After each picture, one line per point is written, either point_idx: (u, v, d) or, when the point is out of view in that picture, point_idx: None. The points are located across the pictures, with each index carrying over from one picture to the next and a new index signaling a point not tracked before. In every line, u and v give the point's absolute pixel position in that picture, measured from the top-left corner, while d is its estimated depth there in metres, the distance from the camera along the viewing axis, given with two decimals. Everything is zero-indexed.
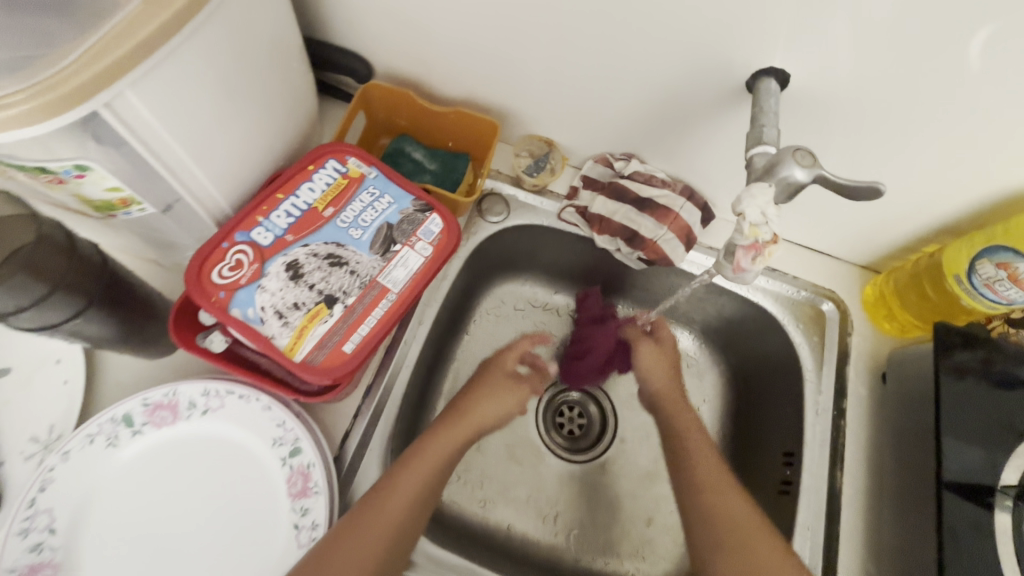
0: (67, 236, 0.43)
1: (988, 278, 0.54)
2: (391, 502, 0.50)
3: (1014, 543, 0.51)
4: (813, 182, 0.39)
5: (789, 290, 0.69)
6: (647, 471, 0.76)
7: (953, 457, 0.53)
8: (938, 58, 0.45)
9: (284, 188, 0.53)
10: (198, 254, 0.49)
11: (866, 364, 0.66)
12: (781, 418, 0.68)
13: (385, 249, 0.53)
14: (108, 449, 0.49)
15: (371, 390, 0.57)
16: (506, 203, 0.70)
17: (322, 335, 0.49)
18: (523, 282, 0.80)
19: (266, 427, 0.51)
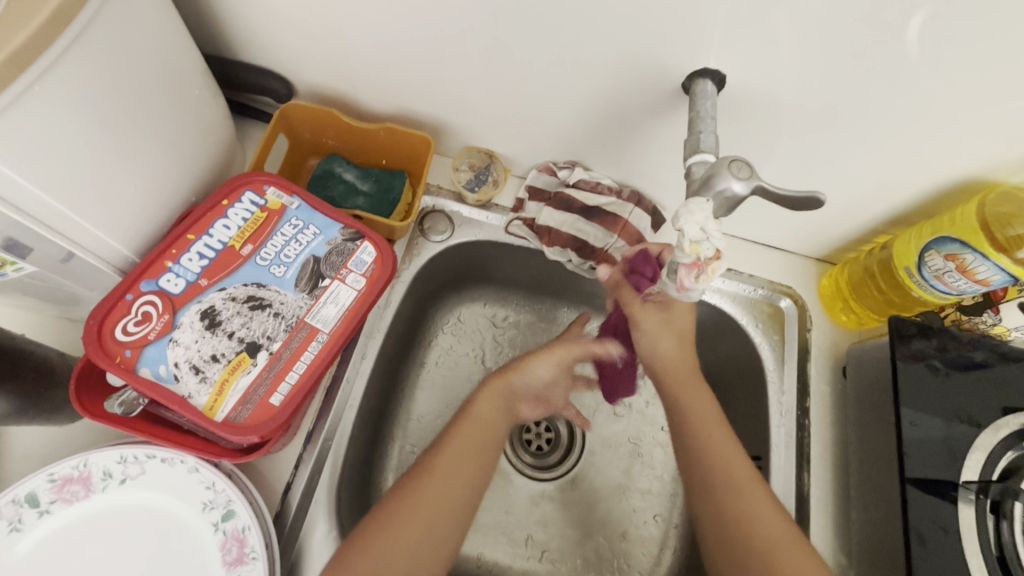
0: None
1: (937, 271, 0.53)
2: (436, 480, 0.53)
3: (978, 539, 0.50)
4: (752, 194, 0.36)
5: (745, 289, 0.68)
6: (619, 483, 0.74)
7: (916, 453, 0.52)
8: (872, 49, 0.43)
9: (195, 228, 0.49)
10: (97, 309, 0.44)
11: (827, 359, 0.65)
12: (747, 421, 0.67)
13: (313, 285, 0.49)
14: (12, 534, 0.44)
15: (313, 436, 0.54)
16: (450, 220, 0.66)
17: (245, 388, 0.45)
18: (479, 298, 0.76)
19: (193, 491, 0.46)
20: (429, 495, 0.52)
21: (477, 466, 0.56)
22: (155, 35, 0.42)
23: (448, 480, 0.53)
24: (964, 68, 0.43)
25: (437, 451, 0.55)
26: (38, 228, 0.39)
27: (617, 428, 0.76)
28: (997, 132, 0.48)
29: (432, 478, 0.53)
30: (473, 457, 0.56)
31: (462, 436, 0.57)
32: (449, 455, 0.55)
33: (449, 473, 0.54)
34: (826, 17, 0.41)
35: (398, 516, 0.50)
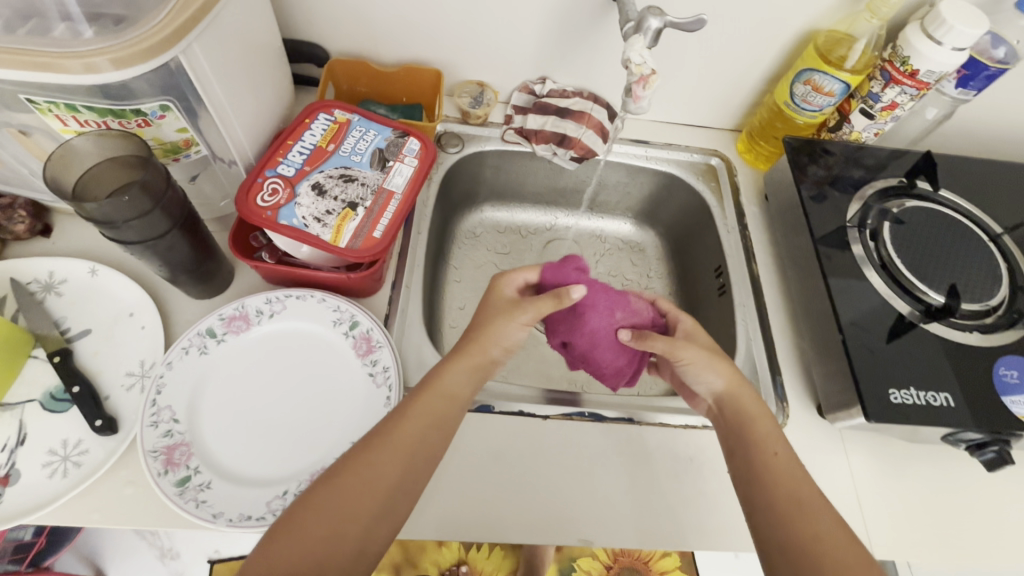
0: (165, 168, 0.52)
1: (803, 95, 0.77)
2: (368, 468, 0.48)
3: (866, 255, 0.71)
4: (664, 24, 0.59)
5: (686, 156, 0.91)
6: None
7: (817, 215, 0.74)
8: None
9: (292, 137, 0.68)
10: (241, 189, 0.62)
11: (752, 192, 0.88)
12: (706, 249, 0.89)
13: (383, 165, 0.69)
14: (201, 356, 0.59)
15: (397, 283, 0.71)
16: (460, 138, 0.87)
17: (354, 228, 0.63)
18: (484, 211, 0.97)
19: (325, 314, 0.63)
20: (356, 485, 0.47)
21: (426, 435, 0.51)
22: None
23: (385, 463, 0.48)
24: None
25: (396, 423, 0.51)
26: (207, 117, 0.56)
27: None
28: None
29: (381, 456, 0.48)
30: (432, 419, 0.52)
31: (426, 399, 0.53)
32: (397, 434, 0.50)
33: (400, 446, 0.49)
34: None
35: (301, 532, 0.44)
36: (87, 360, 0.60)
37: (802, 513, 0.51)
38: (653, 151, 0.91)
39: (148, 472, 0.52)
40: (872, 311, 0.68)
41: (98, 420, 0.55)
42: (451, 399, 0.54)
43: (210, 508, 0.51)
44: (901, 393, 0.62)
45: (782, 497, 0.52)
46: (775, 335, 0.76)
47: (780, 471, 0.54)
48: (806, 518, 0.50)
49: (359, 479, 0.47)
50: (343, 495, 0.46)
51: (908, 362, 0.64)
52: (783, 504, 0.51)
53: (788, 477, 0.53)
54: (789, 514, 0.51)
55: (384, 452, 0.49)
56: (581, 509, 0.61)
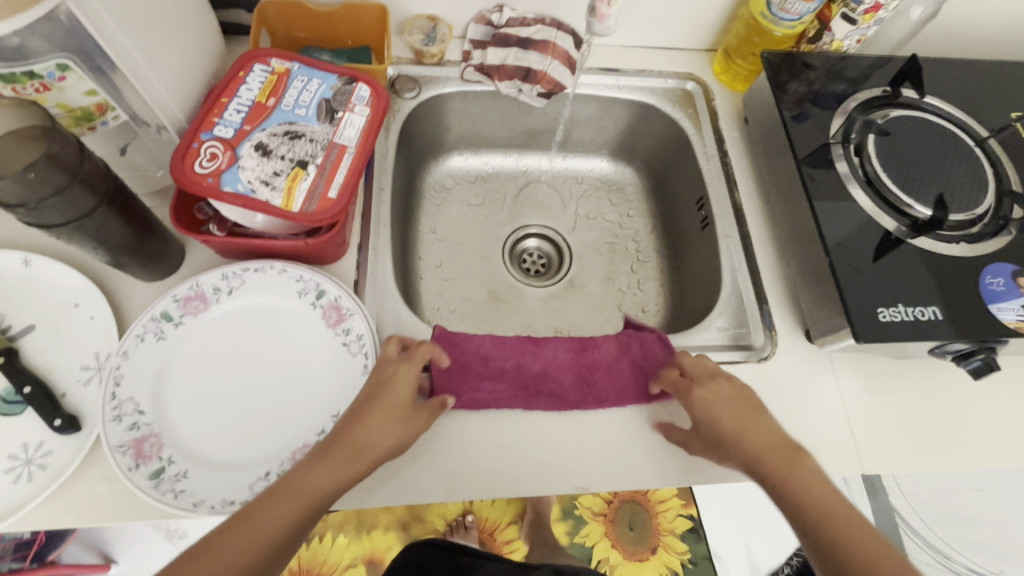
0: (76, 137, 0.47)
1: (780, 4, 0.71)
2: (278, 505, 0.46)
3: (852, 173, 0.68)
4: None
5: (660, 82, 0.86)
6: (606, 274, 0.90)
7: (801, 134, 0.71)
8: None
9: (226, 93, 0.61)
10: (175, 156, 0.56)
11: (731, 116, 0.84)
12: (687, 181, 0.85)
13: (331, 117, 0.63)
14: (160, 342, 0.55)
15: (363, 246, 0.67)
16: (416, 81, 0.80)
17: (307, 189, 0.58)
18: (451, 160, 0.91)
19: (288, 286, 0.59)
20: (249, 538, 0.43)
21: (334, 485, 0.48)
22: None
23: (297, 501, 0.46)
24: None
25: (337, 441, 0.49)
26: (122, 78, 0.49)
27: (594, 235, 0.93)
28: None
29: (283, 505, 0.45)
30: (351, 464, 0.49)
31: (353, 439, 0.49)
32: (305, 483, 0.47)
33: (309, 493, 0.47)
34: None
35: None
36: (35, 358, 0.56)
37: (858, 532, 0.49)
38: (625, 80, 0.85)
39: (117, 468, 0.49)
40: (859, 229, 0.65)
41: (57, 420, 0.52)
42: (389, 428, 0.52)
43: (190, 497, 0.49)
44: (890, 310, 0.61)
45: (801, 501, 0.51)
46: (761, 264, 0.74)
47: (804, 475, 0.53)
48: (830, 530, 0.49)
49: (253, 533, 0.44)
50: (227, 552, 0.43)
51: (897, 281, 0.63)
52: (806, 501, 0.51)
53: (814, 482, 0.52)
54: (815, 523, 0.50)
55: (286, 499, 0.46)
56: (575, 457, 0.60)
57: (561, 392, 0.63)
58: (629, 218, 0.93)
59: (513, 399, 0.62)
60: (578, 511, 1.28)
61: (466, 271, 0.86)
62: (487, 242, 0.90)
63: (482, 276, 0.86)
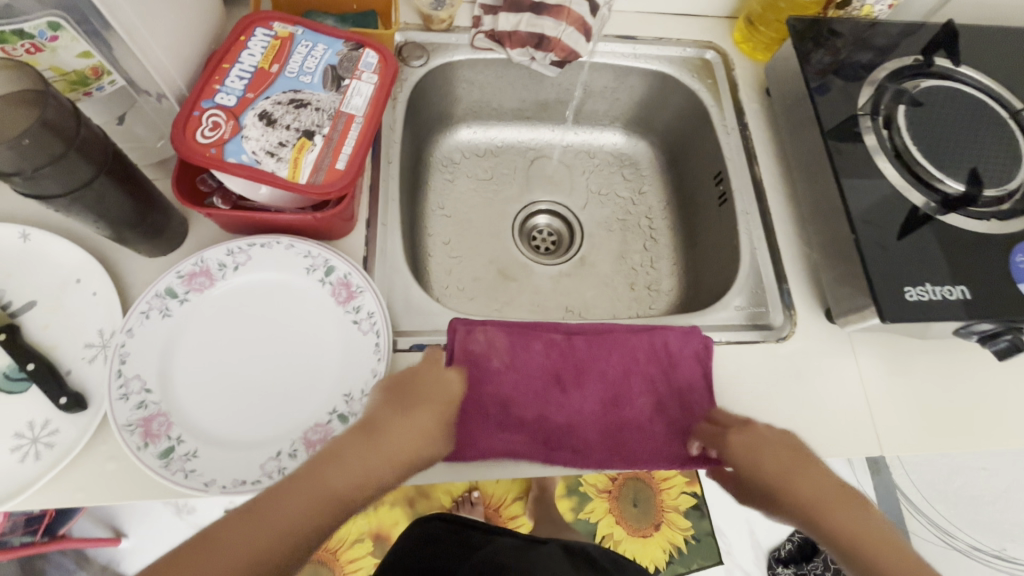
0: (70, 102, 0.44)
1: None
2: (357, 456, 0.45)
3: (880, 146, 0.66)
4: None
5: (678, 51, 0.82)
6: (618, 252, 0.87)
7: (828, 105, 0.68)
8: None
9: (227, 59, 0.58)
10: (175, 125, 0.53)
11: (751, 87, 0.81)
12: (703, 156, 0.82)
13: (338, 85, 0.60)
14: (165, 319, 0.53)
15: (371, 221, 0.65)
16: (424, 49, 0.76)
17: (314, 160, 0.55)
18: (459, 133, 0.88)
19: (295, 261, 0.57)
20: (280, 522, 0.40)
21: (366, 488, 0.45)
22: None
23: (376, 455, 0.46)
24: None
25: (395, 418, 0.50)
26: (118, 40, 0.47)
27: (606, 212, 0.90)
28: None
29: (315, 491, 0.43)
30: (387, 465, 0.47)
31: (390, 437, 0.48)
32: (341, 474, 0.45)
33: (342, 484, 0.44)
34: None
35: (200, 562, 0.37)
36: (38, 334, 0.54)
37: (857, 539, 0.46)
38: (642, 48, 0.82)
39: (126, 448, 0.48)
40: (886, 205, 0.63)
41: (62, 398, 0.51)
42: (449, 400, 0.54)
43: (200, 477, 0.48)
44: (916, 289, 0.59)
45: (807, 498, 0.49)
46: (781, 241, 0.72)
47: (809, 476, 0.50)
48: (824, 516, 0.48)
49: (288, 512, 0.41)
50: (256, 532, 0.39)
51: (925, 258, 0.60)
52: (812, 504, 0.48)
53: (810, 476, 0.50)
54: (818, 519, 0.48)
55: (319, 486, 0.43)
56: (590, 438, 0.59)
57: (584, 448, 0.58)
58: (641, 194, 0.91)
59: (528, 454, 0.58)
60: (583, 487, 1.29)
61: (475, 248, 0.84)
62: (496, 219, 0.87)
63: (491, 253, 0.84)
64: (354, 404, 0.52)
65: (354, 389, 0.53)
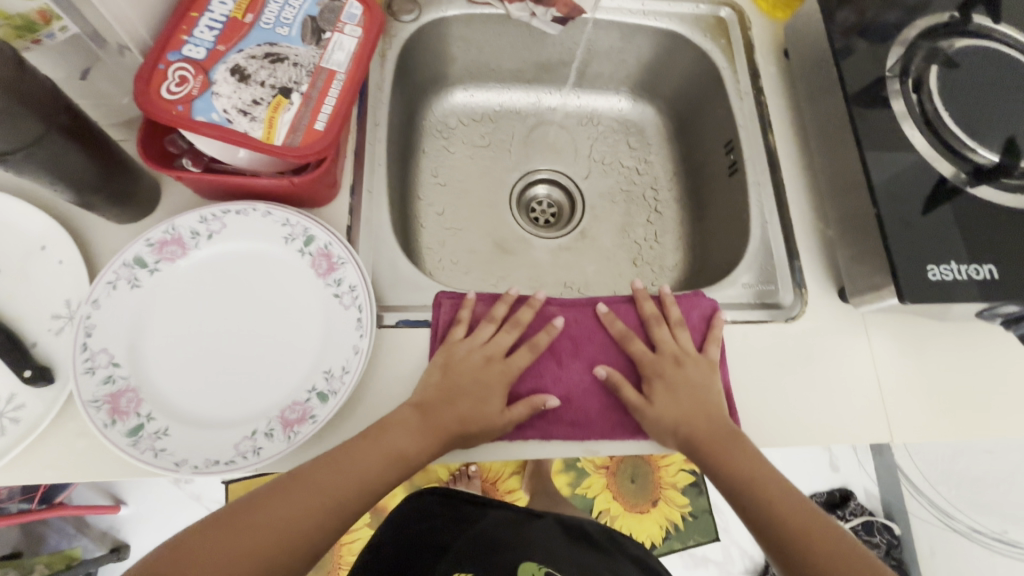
0: (14, 51, 0.40)
1: None
2: (354, 464, 0.47)
3: (908, 111, 0.60)
4: None
5: (690, 8, 0.76)
6: (622, 225, 0.83)
7: (852, 65, 0.62)
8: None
9: (196, 7, 0.53)
10: (139, 79, 0.49)
11: (769, 48, 0.75)
12: (714, 123, 0.77)
13: (318, 38, 0.55)
14: (134, 291, 0.50)
15: (357, 189, 0.61)
16: (416, 3, 0.71)
17: (290, 120, 0.51)
18: (455, 96, 0.83)
19: (273, 230, 0.54)
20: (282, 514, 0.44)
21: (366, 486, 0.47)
22: None
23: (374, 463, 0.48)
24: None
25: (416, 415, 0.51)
26: None
27: (609, 182, 0.85)
28: None
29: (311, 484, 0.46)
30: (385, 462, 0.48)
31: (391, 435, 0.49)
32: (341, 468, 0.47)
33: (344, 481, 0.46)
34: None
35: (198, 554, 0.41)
36: (1, 305, 0.51)
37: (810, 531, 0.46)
38: (651, 5, 0.76)
39: (92, 425, 0.45)
40: (911, 175, 0.58)
41: (27, 372, 0.48)
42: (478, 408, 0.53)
43: (171, 456, 0.46)
44: (941, 268, 0.55)
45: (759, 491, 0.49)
46: (794, 215, 0.67)
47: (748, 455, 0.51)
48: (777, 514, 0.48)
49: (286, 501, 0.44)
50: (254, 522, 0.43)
51: (952, 234, 0.56)
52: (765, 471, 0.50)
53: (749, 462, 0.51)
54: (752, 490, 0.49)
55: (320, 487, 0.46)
56: (585, 418, 0.56)
57: (585, 422, 0.56)
58: (647, 164, 0.86)
59: (529, 427, 0.55)
60: (581, 464, 1.28)
61: (471, 219, 0.80)
62: (493, 189, 0.83)
63: (487, 224, 0.80)
64: (334, 383, 0.49)
65: (334, 366, 0.50)
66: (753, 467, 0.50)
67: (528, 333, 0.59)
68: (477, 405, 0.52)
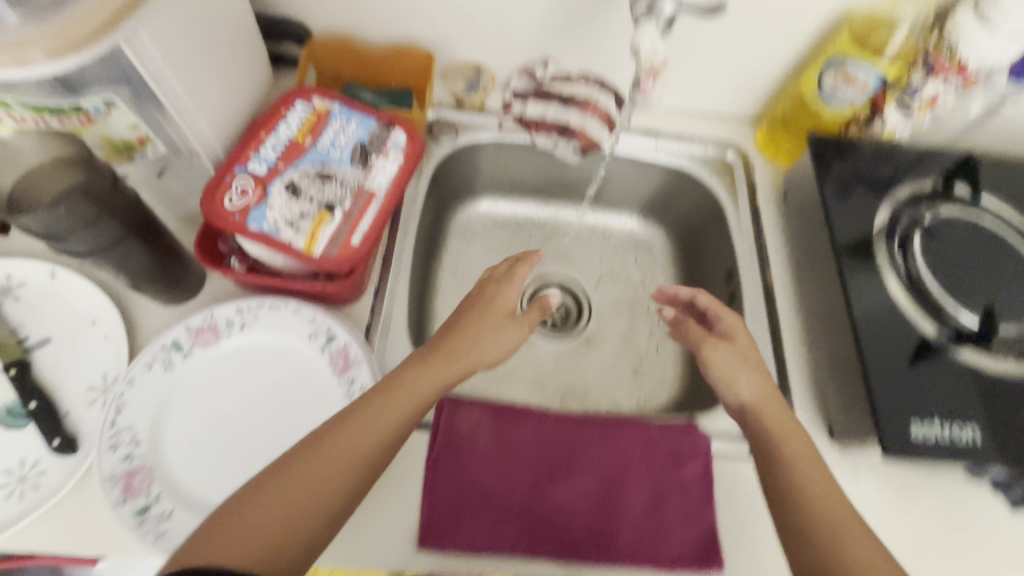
0: (110, 171, 0.49)
1: (832, 87, 0.69)
2: (378, 425, 0.47)
3: (894, 270, 0.65)
4: (678, 11, 0.52)
5: (699, 149, 0.84)
6: (625, 335, 0.88)
7: (844, 220, 0.67)
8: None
9: (265, 129, 0.61)
10: (207, 189, 0.56)
11: (770, 190, 0.81)
12: (717, 252, 0.82)
13: (365, 161, 0.63)
14: (166, 372, 0.55)
15: (380, 290, 0.66)
16: (454, 128, 0.80)
17: (331, 234, 0.58)
18: (480, 202, 0.91)
19: (299, 326, 0.59)
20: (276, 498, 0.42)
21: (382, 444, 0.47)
22: None
23: (394, 410, 0.48)
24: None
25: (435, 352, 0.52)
26: (163, 111, 0.51)
27: (617, 292, 0.91)
28: None
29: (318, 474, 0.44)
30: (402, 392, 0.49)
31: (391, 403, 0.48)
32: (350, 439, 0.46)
33: (355, 452, 0.45)
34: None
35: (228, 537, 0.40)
36: (46, 371, 0.56)
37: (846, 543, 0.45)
38: (663, 144, 0.84)
39: (105, 501, 0.48)
40: (896, 331, 0.61)
41: (56, 440, 0.52)
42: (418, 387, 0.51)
43: (171, 540, 0.48)
44: (923, 425, 0.57)
45: (804, 493, 0.48)
46: (788, 350, 0.71)
47: (801, 474, 0.49)
48: (834, 532, 0.45)
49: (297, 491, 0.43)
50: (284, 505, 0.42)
51: (938, 393, 0.58)
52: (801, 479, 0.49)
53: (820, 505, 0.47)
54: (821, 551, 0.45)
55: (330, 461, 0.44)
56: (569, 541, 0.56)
57: (569, 539, 0.57)
58: (653, 280, 0.91)
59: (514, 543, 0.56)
60: None
61: None
62: None
63: None
64: None
65: None
66: (800, 456, 0.50)
67: (512, 436, 0.62)
68: (463, 341, 0.53)
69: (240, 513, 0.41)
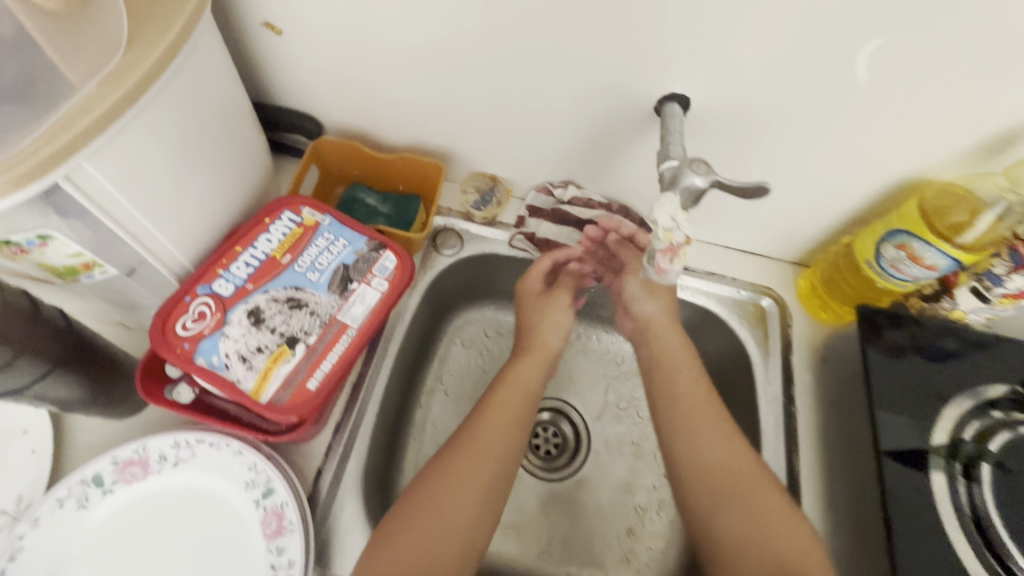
0: (33, 301, 0.43)
1: (893, 260, 0.59)
2: (475, 460, 0.55)
3: (952, 501, 0.54)
4: (711, 186, 0.45)
5: (730, 291, 0.74)
6: (625, 482, 0.77)
7: (890, 424, 0.57)
8: (822, 69, 0.50)
9: (242, 241, 0.56)
10: (162, 309, 0.51)
11: (807, 352, 0.71)
12: (738, 413, 0.71)
13: (343, 288, 0.57)
14: (79, 511, 0.49)
15: (340, 427, 0.59)
16: (459, 238, 0.74)
17: (286, 374, 0.51)
18: (483, 309, 0.83)
19: (236, 471, 0.52)
20: (446, 499, 0.52)
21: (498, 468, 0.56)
22: (217, 84, 0.51)
23: (470, 457, 0.55)
24: (902, 82, 0.50)
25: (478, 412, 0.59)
26: (118, 237, 0.46)
27: (621, 430, 0.81)
28: (928, 138, 0.54)
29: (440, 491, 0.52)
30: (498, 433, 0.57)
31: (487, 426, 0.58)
32: (471, 459, 0.55)
33: (464, 477, 0.53)
34: (775, 39, 0.48)
35: (411, 532, 0.49)
36: None
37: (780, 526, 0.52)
38: (689, 280, 0.75)
39: None
40: None
41: None
42: (525, 384, 0.63)
43: None
44: None
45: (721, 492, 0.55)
46: None
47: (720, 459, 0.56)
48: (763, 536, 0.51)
49: (436, 501, 0.52)
50: (408, 531, 0.50)
51: None
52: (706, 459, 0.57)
53: (707, 454, 0.57)
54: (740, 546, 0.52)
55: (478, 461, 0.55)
56: None
57: None
58: None
59: None
60: None
61: None
62: None
63: None
64: None
65: None
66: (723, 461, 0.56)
67: None
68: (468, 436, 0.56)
69: (412, 512, 0.51)
